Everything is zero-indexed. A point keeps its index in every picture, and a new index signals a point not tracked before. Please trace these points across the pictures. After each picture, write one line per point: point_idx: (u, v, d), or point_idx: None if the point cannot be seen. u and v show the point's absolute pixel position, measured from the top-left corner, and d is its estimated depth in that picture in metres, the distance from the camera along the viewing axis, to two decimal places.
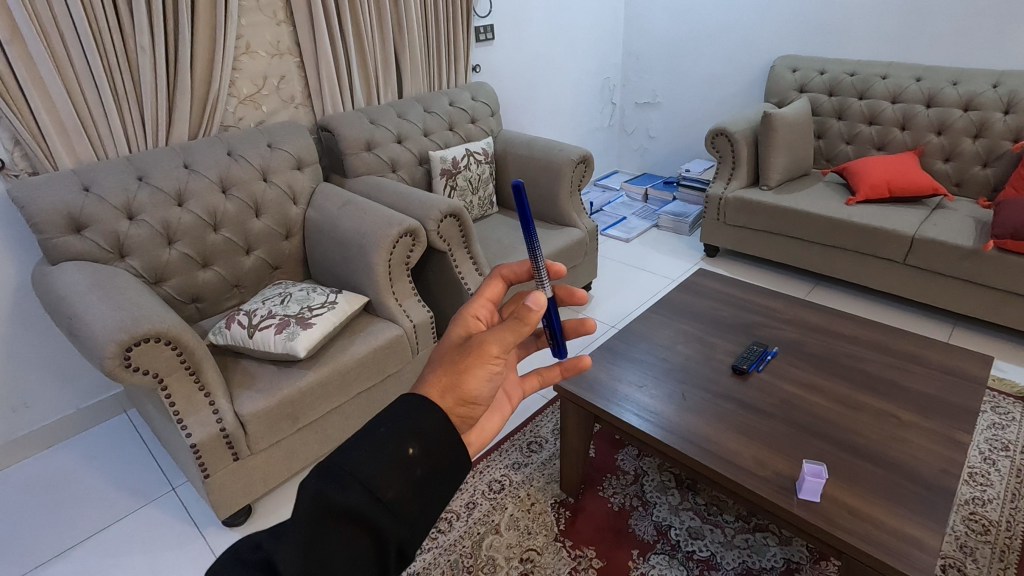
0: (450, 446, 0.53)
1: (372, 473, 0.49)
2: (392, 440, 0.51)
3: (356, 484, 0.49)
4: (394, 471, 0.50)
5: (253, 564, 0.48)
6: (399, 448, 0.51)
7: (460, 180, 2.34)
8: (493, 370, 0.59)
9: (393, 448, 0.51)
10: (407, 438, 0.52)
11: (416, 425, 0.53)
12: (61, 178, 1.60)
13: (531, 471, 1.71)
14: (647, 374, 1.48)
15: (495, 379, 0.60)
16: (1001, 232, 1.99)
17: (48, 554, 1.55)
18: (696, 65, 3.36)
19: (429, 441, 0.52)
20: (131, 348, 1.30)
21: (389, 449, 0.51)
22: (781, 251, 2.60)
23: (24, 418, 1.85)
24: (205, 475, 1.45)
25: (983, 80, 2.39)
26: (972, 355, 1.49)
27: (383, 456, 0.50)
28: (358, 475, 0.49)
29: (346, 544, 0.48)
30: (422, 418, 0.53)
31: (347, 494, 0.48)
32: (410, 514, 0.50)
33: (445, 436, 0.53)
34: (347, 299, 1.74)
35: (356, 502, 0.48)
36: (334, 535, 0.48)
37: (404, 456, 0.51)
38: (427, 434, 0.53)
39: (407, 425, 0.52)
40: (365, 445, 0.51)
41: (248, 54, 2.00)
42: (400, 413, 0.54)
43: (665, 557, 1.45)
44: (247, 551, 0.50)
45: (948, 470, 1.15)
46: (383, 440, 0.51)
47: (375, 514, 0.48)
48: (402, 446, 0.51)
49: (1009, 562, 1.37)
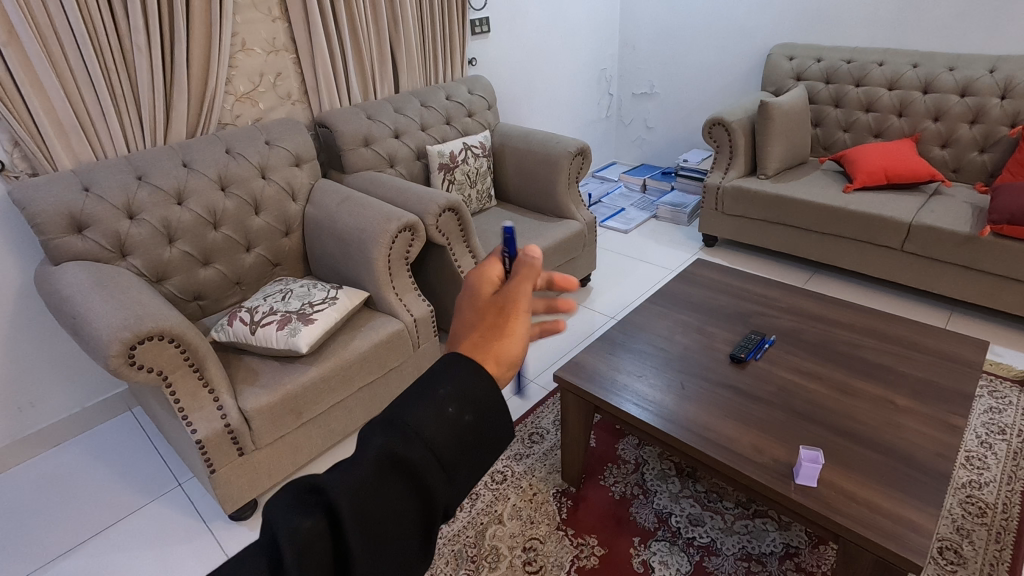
0: (500, 414, 0.53)
1: (433, 433, 0.49)
2: (453, 403, 0.51)
3: (419, 442, 0.49)
4: (452, 433, 0.50)
5: (310, 507, 0.46)
6: (455, 410, 0.50)
7: (458, 175, 2.35)
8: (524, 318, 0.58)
9: (454, 412, 0.50)
10: (468, 402, 0.51)
11: (476, 390, 0.52)
12: (61, 178, 1.61)
13: (532, 462, 1.72)
14: (647, 364, 1.49)
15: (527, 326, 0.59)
16: (998, 217, 2.00)
17: (57, 550, 1.57)
18: (692, 55, 3.36)
19: (488, 407, 0.52)
20: (135, 346, 1.32)
21: (448, 410, 0.50)
22: (779, 240, 2.61)
23: (30, 418, 1.86)
24: (212, 471, 1.47)
25: (980, 65, 2.39)
26: (968, 340, 1.50)
27: (444, 418, 0.50)
28: (423, 434, 0.49)
29: (402, 500, 0.48)
30: (481, 383, 0.52)
31: (412, 452, 0.48)
32: (462, 477, 0.51)
33: (496, 404, 0.52)
34: (347, 294, 1.75)
35: (417, 460, 0.48)
36: (393, 488, 0.48)
37: (462, 421, 0.51)
38: (485, 400, 0.52)
39: (467, 389, 0.52)
40: (426, 403, 0.50)
41: (244, 52, 2.01)
42: (458, 372, 0.53)
43: (666, 544, 1.47)
44: (300, 494, 0.47)
45: (944, 454, 1.16)
46: (444, 401, 0.51)
47: (434, 475, 0.49)
48: (461, 411, 0.51)
49: (1004, 543, 1.39)
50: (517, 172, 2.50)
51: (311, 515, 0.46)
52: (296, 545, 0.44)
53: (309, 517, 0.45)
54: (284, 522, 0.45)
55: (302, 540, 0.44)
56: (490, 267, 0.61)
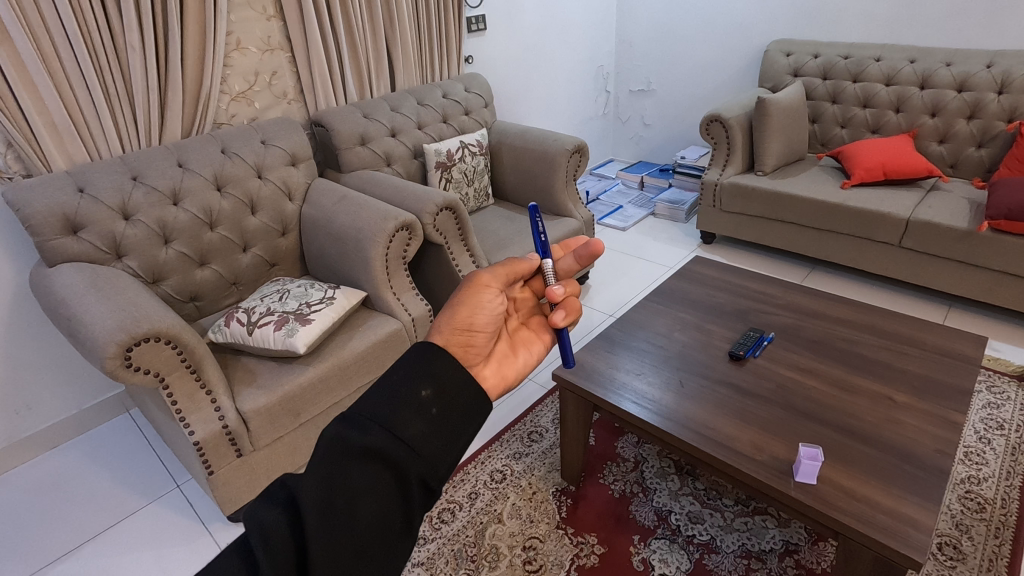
0: (460, 389, 0.61)
1: (390, 414, 0.57)
2: (410, 387, 0.59)
3: (379, 425, 0.56)
4: (414, 411, 0.58)
5: (278, 500, 0.53)
6: (413, 391, 0.59)
7: (455, 173, 2.34)
8: (486, 302, 0.74)
9: (409, 394, 0.59)
10: (422, 385, 0.60)
11: (430, 373, 0.61)
12: (56, 179, 1.60)
13: (532, 461, 1.72)
14: (646, 362, 1.49)
15: (487, 310, 0.74)
16: (996, 213, 2.00)
17: (55, 553, 1.56)
18: (689, 52, 3.35)
19: (443, 386, 0.60)
20: (131, 348, 1.31)
21: (406, 392, 0.59)
22: (777, 236, 2.60)
23: (27, 420, 1.86)
24: (209, 472, 1.47)
25: (977, 60, 2.38)
26: (967, 336, 1.50)
27: (403, 399, 0.58)
28: (380, 417, 0.57)
29: (369, 479, 0.54)
30: (437, 363, 0.62)
31: (369, 434, 0.55)
32: (429, 452, 0.57)
33: (455, 379, 0.61)
34: (345, 294, 1.75)
35: (376, 440, 0.55)
36: (358, 469, 0.54)
37: (419, 400, 0.59)
38: (440, 378, 0.60)
39: (422, 374, 0.60)
40: (385, 392, 0.59)
41: (238, 50, 1.99)
42: (416, 360, 0.62)
43: (666, 542, 1.47)
44: (271, 492, 0.55)
45: (944, 451, 1.16)
46: (401, 386, 0.59)
47: (395, 451, 0.55)
48: (418, 390, 0.59)
49: (1004, 539, 1.39)
50: (514, 170, 2.49)
51: (277, 508, 0.52)
52: (261, 531, 0.50)
53: (276, 509, 0.52)
54: (253, 515, 0.51)
55: (267, 527, 0.50)
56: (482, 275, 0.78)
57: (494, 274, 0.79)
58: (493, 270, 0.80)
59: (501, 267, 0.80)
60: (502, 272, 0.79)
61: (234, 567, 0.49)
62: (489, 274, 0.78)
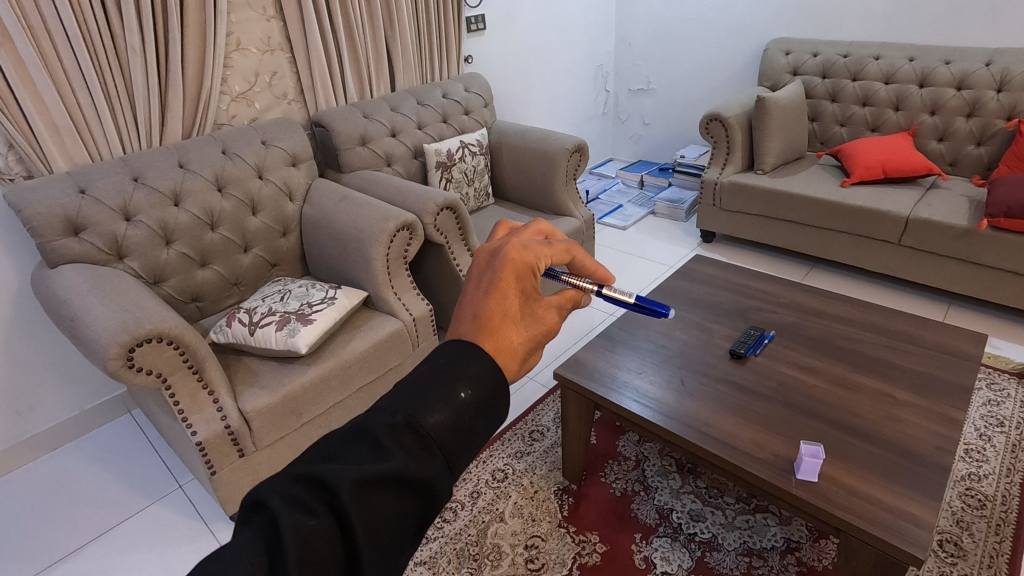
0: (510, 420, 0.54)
1: (449, 439, 0.49)
2: (470, 410, 0.51)
3: (436, 451, 0.48)
4: (467, 440, 0.50)
5: (311, 504, 0.45)
6: (473, 418, 0.51)
7: (456, 173, 2.34)
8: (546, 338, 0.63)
9: (470, 419, 0.50)
10: (482, 410, 0.52)
11: (489, 400, 0.52)
12: (57, 180, 1.60)
13: (533, 460, 1.73)
14: (647, 360, 1.49)
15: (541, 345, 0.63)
16: (995, 210, 2.01)
17: (58, 554, 1.56)
18: (687, 51, 3.35)
19: (497, 415, 0.53)
20: (134, 348, 1.31)
21: (467, 417, 0.50)
22: (777, 235, 2.61)
23: (29, 420, 1.86)
24: (211, 472, 1.47)
25: (976, 58, 2.39)
26: (967, 334, 1.50)
27: (460, 425, 0.50)
28: (440, 442, 0.49)
29: (410, 507, 0.47)
30: (496, 390, 0.53)
31: (424, 459, 0.48)
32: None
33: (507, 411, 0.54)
34: (346, 294, 1.75)
35: (430, 468, 0.48)
36: (404, 493, 0.47)
37: (475, 427, 0.51)
38: (495, 408, 0.53)
39: (483, 394, 0.52)
40: (445, 407, 0.50)
41: (239, 51, 2.00)
42: (477, 373, 0.53)
43: (667, 540, 1.48)
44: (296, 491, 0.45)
45: (944, 447, 1.17)
46: (463, 407, 0.51)
47: (444, 484, 0.48)
48: (476, 419, 0.51)
49: (1004, 536, 1.40)
50: (514, 170, 2.49)
51: (313, 514, 0.44)
52: (298, 548, 0.42)
53: (313, 517, 0.44)
54: (285, 520, 0.43)
55: (304, 541, 0.42)
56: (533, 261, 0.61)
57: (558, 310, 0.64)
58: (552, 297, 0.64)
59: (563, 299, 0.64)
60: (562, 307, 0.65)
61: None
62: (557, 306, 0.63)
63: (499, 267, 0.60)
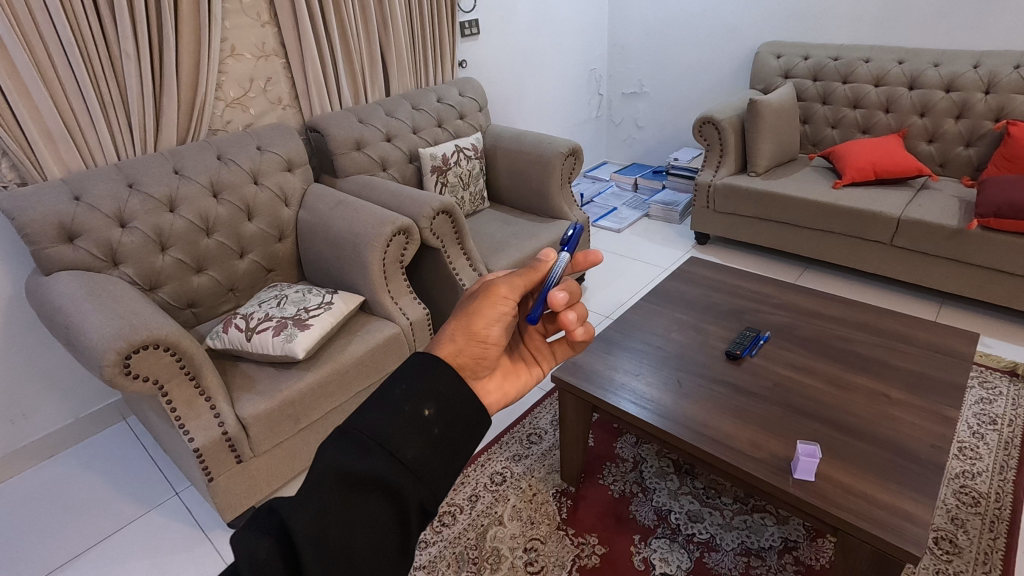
0: (464, 401, 0.54)
1: (391, 435, 0.50)
2: (408, 401, 0.52)
3: (377, 448, 0.49)
4: (412, 430, 0.50)
5: (268, 529, 0.47)
6: (413, 409, 0.51)
7: (451, 177, 2.35)
8: (504, 310, 0.66)
9: (411, 409, 0.51)
10: (424, 399, 0.52)
11: (431, 385, 0.53)
12: (50, 187, 1.59)
13: (532, 463, 1.73)
14: (644, 362, 1.50)
15: (505, 322, 0.66)
16: (985, 211, 2.03)
17: (52, 564, 1.55)
18: (679, 55, 3.38)
19: (446, 403, 0.53)
20: (130, 355, 1.31)
21: (406, 409, 0.51)
22: (770, 236, 2.63)
23: (24, 429, 1.84)
24: (210, 479, 1.46)
25: (964, 61, 2.42)
26: (959, 332, 1.52)
27: (401, 417, 0.51)
28: (380, 438, 0.49)
29: (367, 508, 0.48)
30: (439, 378, 0.54)
31: (366, 459, 0.48)
32: (431, 476, 0.51)
33: (458, 395, 0.54)
34: (343, 299, 1.75)
35: (374, 466, 0.48)
36: (353, 500, 0.47)
37: (421, 416, 0.51)
38: (443, 393, 0.53)
39: (423, 386, 0.53)
40: (382, 405, 0.51)
41: (233, 57, 2.00)
42: (416, 369, 0.54)
43: (666, 541, 1.48)
44: (257, 518, 0.49)
45: (939, 446, 1.18)
46: (401, 401, 0.52)
47: (396, 477, 0.48)
48: (418, 407, 0.52)
49: (998, 532, 1.42)
50: (509, 174, 2.50)
51: (267, 538, 0.47)
52: (250, 570, 0.45)
53: (267, 540, 0.46)
54: (238, 549, 0.46)
55: (256, 563, 0.45)
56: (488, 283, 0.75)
57: (512, 283, 0.68)
58: (506, 276, 0.69)
59: (519, 271, 0.69)
60: (522, 278, 0.69)
61: None
62: (506, 280, 0.68)
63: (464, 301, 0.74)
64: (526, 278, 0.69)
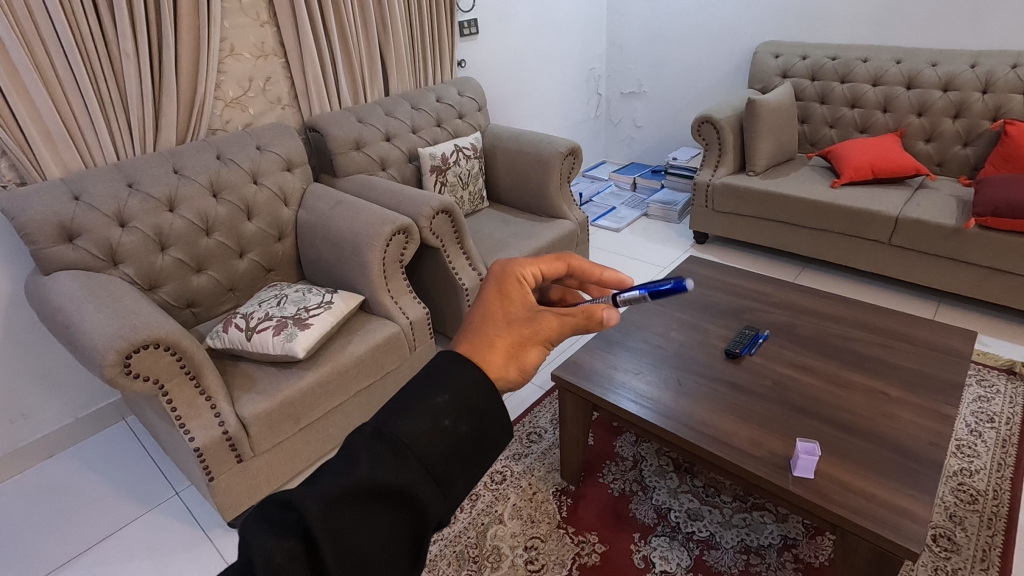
0: (497, 417, 0.54)
1: (426, 447, 0.50)
2: (448, 414, 0.51)
3: (411, 459, 0.49)
4: (445, 444, 0.50)
5: (286, 527, 0.46)
6: (450, 423, 0.51)
7: (451, 176, 2.35)
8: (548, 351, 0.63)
9: (450, 423, 0.51)
10: (462, 414, 0.52)
11: (470, 400, 0.52)
12: (50, 187, 1.59)
13: (531, 462, 1.73)
14: (644, 361, 1.50)
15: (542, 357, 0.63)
16: (982, 210, 2.04)
17: (51, 564, 1.55)
18: (677, 55, 3.39)
19: (482, 419, 0.53)
20: (130, 355, 1.31)
21: (444, 422, 0.51)
22: (768, 236, 2.64)
23: (23, 429, 1.84)
24: (210, 478, 1.46)
25: (961, 61, 2.43)
26: (957, 330, 1.53)
27: (438, 429, 0.50)
28: (415, 449, 0.49)
29: (389, 519, 0.48)
30: (478, 392, 0.53)
31: (399, 469, 0.48)
32: (454, 493, 0.51)
33: (492, 411, 0.53)
34: (342, 299, 1.75)
35: (405, 477, 0.48)
36: (378, 509, 0.47)
37: (458, 432, 0.51)
38: (480, 408, 0.53)
39: (464, 400, 0.52)
40: (421, 413, 0.51)
41: (232, 56, 2.00)
42: (455, 378, 0.54)
43: (666, 539, 1.49)
44: (274, 514, 0.47)
45: (937, 444, 1.18)
46: (439, 412, 0.51)
47: (425, 493, 0.48)
48: (455, 422, 0.51)
49: (996, 530, 1.42)
50: (508, 174, 2.50)
51: (287, 538, 0.45)
52: (267, 572, 0.43)
53: (286, 540, 0.45)
54: (256, 547, 0.44)
55: (273, 565, 0.43)
56: (525, 272, 0.66)
57: (567, 324, 0.63)
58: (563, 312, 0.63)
59: (578, 317, 0.63)
60: (578, 325, 0.64)
61: None
62: (564, 323, 0.63)
63: (490, 282, 0.65)
64: (579, 322, 0.63)
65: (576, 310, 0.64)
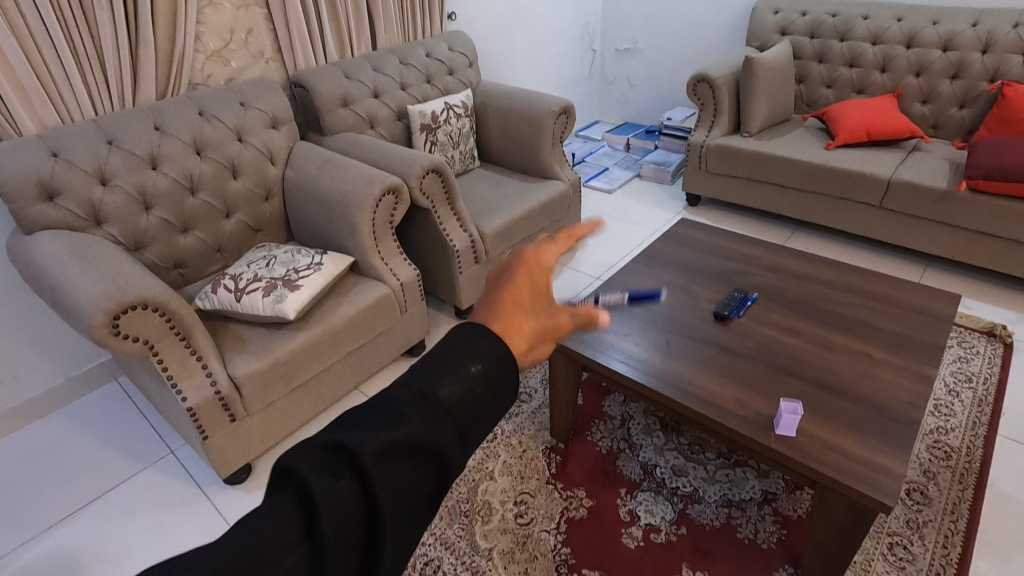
0: (512, 388, 0.54)
1: (461, 410, 0.50)
2: (482, 382, 0.51)
3: (447, 421, 0.49)
4: (474, 409, 0.51)
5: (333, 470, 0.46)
6: (478, 391, 0.51)
7: (441, 135, 2.31)
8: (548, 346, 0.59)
9: (482, 392, 0.51)
10: (493, 386, 0.52)
11: (501, 373, 0.53)
12: (26, 143, 1.54)
13: (522, 421, 1.77)
14: (633, 323, 1.52)
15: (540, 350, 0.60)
16: (974, 172, 2.04)
17: (51, 520, 1.58)
18: (675, 9, 3.29)
19: (505, 387, 0.53)
20: (119, 316, 1.30)
21: (475, 389, 0.51)
22: (761, 198, 2.63)
23: (15, 389, 1.84)
24: (204, 437, 1.48)
25: (963, 19, 2.38)
26: (942, 294, 1.55)
27: (471, 395, 0.51)
28: (453, 411, 0.50)
29: (419, 474, 0.48)
30: (507, 363, 0.53)
31: (437, 429, 0.48)
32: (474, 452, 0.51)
33: (510, 381, 0.53)
34: (332, 260, 1.74)
35: (441, 438, 0.48)
36: (412, 465, 0.47)
37: (485, 401, 0.52)
38: (503, 378, 0.53)
39: (495, 371, 0.52)
40: (457, 378, 0.51)
41: (212, 6, 1.91)
42: (490, 348, 0.53)
43: (651, 494, 1.54)
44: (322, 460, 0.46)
45: (916, 403, 1.22)
46: (473, 380, 0.51)
47: (455, 452, 0.49)
48: (482, 390, 0.52)
49: (967, 485, 1.48)
50: (500, 133, 2.45)
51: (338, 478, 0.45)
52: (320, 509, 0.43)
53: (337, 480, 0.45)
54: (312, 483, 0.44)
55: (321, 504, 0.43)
56: (546, 257, 0.61)
57: (565, 326, 0.59)
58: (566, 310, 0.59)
59: (580, 320, 0.59)
60: (580, 326, 0.59)
61: (282, 534, 0.42)
62: (563, 323, 0.59)
63: (511, 263, 0.61)
64: (581, 325, 0.59)
65: (581, 311, 0.59)
